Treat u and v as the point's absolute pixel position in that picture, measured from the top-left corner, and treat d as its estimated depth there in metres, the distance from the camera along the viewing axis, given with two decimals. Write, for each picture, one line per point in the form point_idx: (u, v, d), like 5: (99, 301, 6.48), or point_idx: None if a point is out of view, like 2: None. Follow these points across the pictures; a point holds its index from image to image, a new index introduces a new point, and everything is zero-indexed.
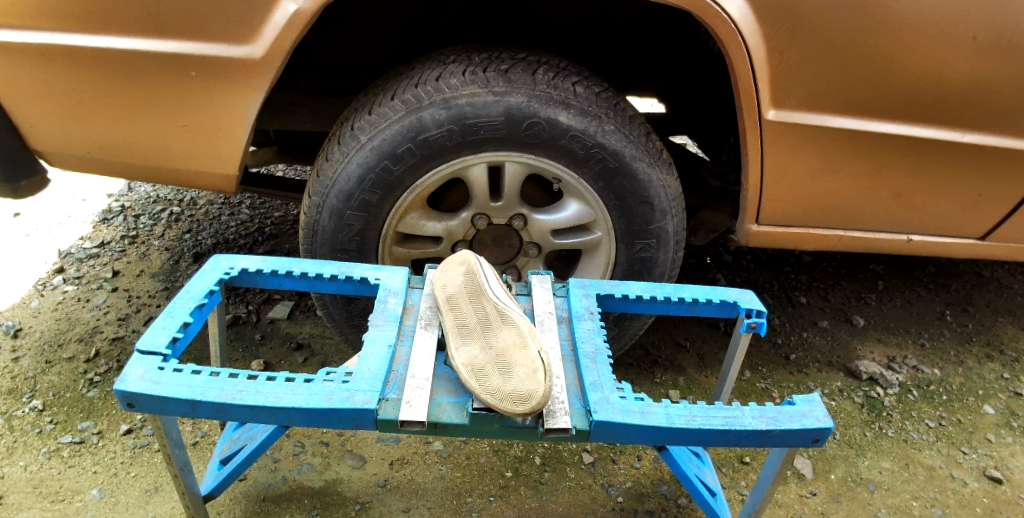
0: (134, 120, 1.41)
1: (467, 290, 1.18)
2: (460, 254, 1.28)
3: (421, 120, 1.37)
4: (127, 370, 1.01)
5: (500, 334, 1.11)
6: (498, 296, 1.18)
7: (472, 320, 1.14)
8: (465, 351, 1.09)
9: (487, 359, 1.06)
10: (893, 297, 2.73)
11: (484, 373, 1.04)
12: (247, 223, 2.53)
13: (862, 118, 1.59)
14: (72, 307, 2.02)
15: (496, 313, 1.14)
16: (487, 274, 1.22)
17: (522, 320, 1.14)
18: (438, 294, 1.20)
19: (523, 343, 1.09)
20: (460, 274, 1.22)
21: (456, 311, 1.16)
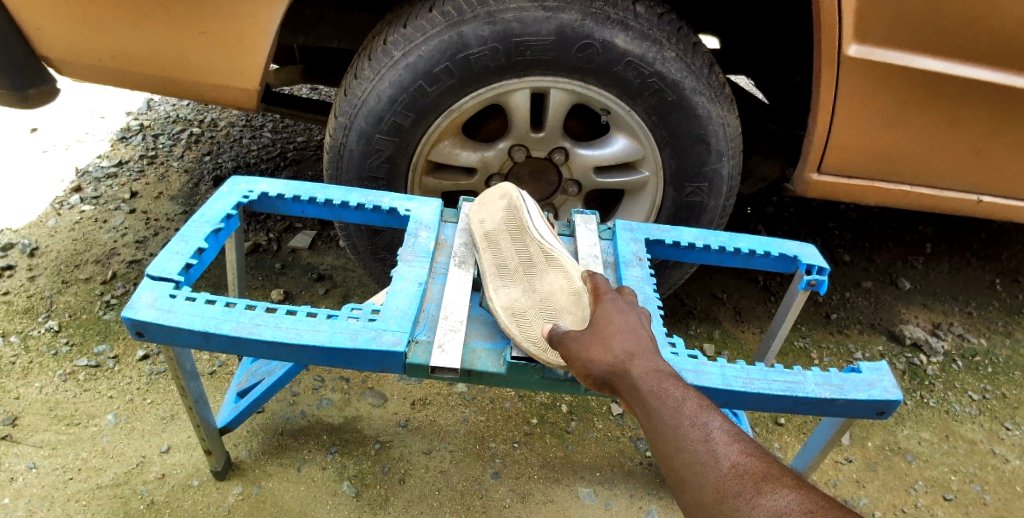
0: (148, 26, 1.29)
1: (508, 227, 1.09)
2: (499, 185, 1.17)
3: (462, 37, 1.23)
4: (136, 296, 0.93)
5: (545, 277, 1.03)
6: (543, 233, 1.08)
7: (513, 261, 1.05)
8: (505, 294, 1.01)
9: (530, 305, 0.98)
10: (942, 262, 2.57)
11: (527, 319, 0.97)
12: (269, 147, 2.43)
13: (952, 61, 1.41)
14: (89, 227, 1.96)
15: (541, 253, 1.05)
16: (531, 209, 1.12)
17: (570, 262, 1.05)
18: (474, 230, 1.11)
19: (572, 289, 1.00)
20: (501, 208, 1.11)
21: (496, 250, 1.07)
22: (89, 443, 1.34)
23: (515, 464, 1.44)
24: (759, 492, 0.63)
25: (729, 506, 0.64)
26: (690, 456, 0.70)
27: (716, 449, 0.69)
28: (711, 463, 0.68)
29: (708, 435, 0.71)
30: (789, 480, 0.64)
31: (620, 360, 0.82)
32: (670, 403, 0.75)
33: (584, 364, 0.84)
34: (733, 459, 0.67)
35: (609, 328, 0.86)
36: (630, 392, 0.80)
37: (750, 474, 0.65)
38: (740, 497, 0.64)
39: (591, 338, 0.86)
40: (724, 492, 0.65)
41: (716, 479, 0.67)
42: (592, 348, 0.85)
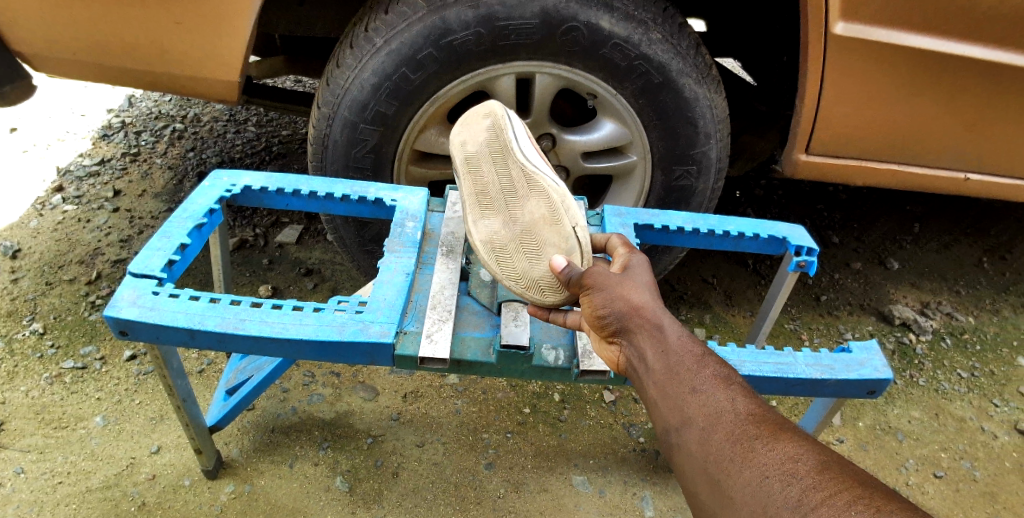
0: (123, 17, 1.26)
1: (490, 149, 1.10)
2: (485, 104, 1.15)
3: (445, 21, 1.21)
4: (118, 294, 0.91)
5: (526, 206, 1.05)
6: (525, 155, 1.08)
7: (495, 188, 1.08)
8: (484, 227, 1.05)
9: (509, 238, 1.01)
10: (930, 240, 2.59)
11: (508, 254, 1.01)
12: (253, 142, 2.40)
13: (939, 37, 1.41)
14: (72, 228, 1.93)
15: (523, 178, 1.06)
16: (514, 130, 1.11)
17: (553, 188, 1.05)
18: (458, 151, 1.13)
19: (554, 218, 1.02)
20: (485, 130, 1.11)
21: (479, 176, 1.09)
22: (77, 446, 1.32)
23: (509, 455, 1.44)
24: (776, 439, 0.69)
25: (740, 443, 0.70)
26: (708, 399, 0.76)
27: (733, 399, 0.76)
28: (728, 409, 0.74)
29: (726, 384, 0.77)
30: (801, 435, 0.71)
31: (653, 310, 0.85)
32: (694, 355, 0.81)
33: (610, 300, 0.86)
34: (750, 408, 0.75)
35: (646, 283, 0.89)
36: (651, 340, 0.83)
37: (766, 422, 0.72)
38: (757, 436, 0.70)
39: (629, 283, 0.88)
40: (740, 435, 0.71)
41: (731, 419, 0.73)
42: (629, 292, 0.87)
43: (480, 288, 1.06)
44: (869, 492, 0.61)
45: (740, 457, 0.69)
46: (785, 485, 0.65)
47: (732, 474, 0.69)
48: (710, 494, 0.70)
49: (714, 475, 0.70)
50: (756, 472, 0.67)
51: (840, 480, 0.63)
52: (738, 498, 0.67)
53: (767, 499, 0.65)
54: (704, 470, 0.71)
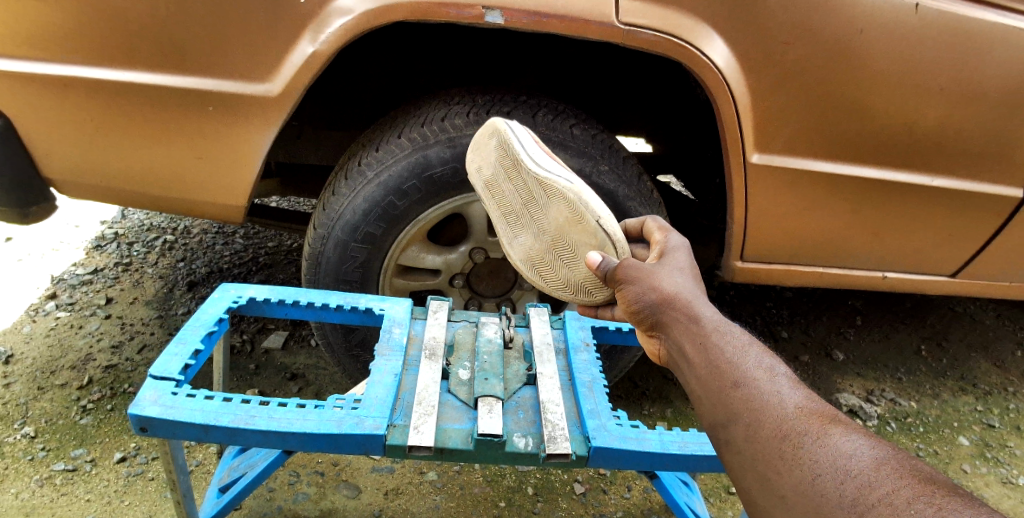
0: (148, 151, 1.45)
1: (506, 164, 1.24)
2: (489, 122, 1.27)
3: (426, 158, 1.43)
4: (141, 394, 1.06)
5: (549, 211, 1.23)
6: (532, 162, 1.21)
7: (521, 202, 1.27)
8: (522, 244, 1.31)
9: (546, 249, 1.26)
10: (871, 332, 2.82)
11: (550, 263, 1.27)
12: (240, 252, 2.56)
13: (839, 162, 1.66)
14: (65, 334, 2.02)
15: (540, 188, 1.21)
16: (521, 139, 1.24)
17: (565, 186, 1.19)
18: (476, 175, 1.32)
19: (576, 218, 1.20)
20: (494, 150, 1.26)
21: (504, 191, 1.28)
22: None
23: None
24: (826, 435, 0.79)
25: (790, 440, 0.81)
26: (753, 390, 0.89)
27: (783, 396, 0.87)
28: (777, 404, 0.86)
29: (774, 381, 0.89)
30: (852, 430, 0.81)
31: (686, 297, 1.03)
32: (735, 346, 0.95)
33: (642, 291, 1.06)
34: (800, 403, 0.86)
35: (676, 271, 1.08)
36: (689, 329, 0.99)
37: (818, 419, 0.83)
38: (811, 432, 0.81)
39: (661, 273, 1.07)
40: (788, 430, 0.82)
41: (783, 414, 0.84)
42: (662, 280, 1.05)
43: (458, 385, 1.21)
44: (928, 486, 0.70)
45: (791, 451, 0.80)
46: (840, 483, 0.74)
47: (782, 470, 0.80)
48: (760, 486, 0.82)
49: (765, 470, 0.82)
50: (808, 470, 0.78)
51: (899, 476, 0.72)
52: (790, 494, 0.78)
53: (820, 493, 0.75)
54: (756, 466, 0.83)
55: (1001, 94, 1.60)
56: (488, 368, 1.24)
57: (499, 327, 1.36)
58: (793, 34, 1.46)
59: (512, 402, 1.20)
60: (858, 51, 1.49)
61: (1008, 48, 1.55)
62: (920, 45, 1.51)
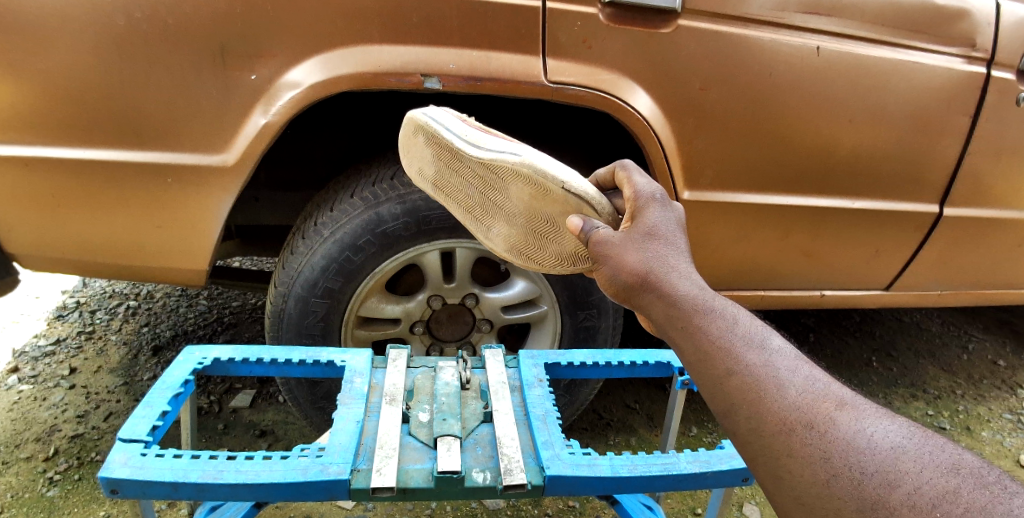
0: (110, 223, 1.52)
1: (450, 157, 1.33)
2: (404, 122, 1.38)
3: (379, 215, 1.52)
4: (111, 458, 1.11)
5: (510, 192, 1.29)
6: (472, 150, 1.28)
7: (482, 190, 1.34)
8: (499, 234, 1.38)
9: (525, 230, 1.33)
10: (824, 347, 2.94)
11: (533, 242, 1.35)
12: (205, 314, 2.59)
13: (766, 192, 1.80)
14: (28, 406, 2.02)
15: (496, 173, 1.28)
16: (447, 128, 1.32)
17: (514, 162, 1.24)
18: (421, 174, 1.43)
19: (541, 191, 1.24)
20: (427, 147, 1.36)
21: (463, 181, 1.36)
22: None
23: None
24: (835, 427, 0.82)
25: (798, 435, 0.83)
26: (748, 376, 0.90)
27: (783, 382, 0.88)
28: (780, 392, 0.87)
29: (767, 362, 0.90)
30: (857, 414, 0.84)
31: (661, 272, 1.03)
32: (722, 326, 0.95)
33: (612, 267, 1.09)
34: (801, 386, 0.88)
35: (642, 236, 1.08)
36: (672, 309, 1.00)
37: (825, 408, 0.84)
38: (820, 425, 0.83)
39: (629, 245, 1.08)
40: (795, 423, 0.84)
41: (787, 404, 0.86)
42: (627, 253, 1.07)
43: (419, 427, 1.27)
44: (954, 481, 0.73)
45: (803, 447, 0.82)
46: (858, 483, 0.77)
47: (792, 467, 0.83)
48: (770, 479, 0.85)
49: (777, 468, 0.84)
50: (824, 469, 0.80)
51: (919, 471, 0.75)
52: (804, 494, 0.81)
53: (836, 493, 0.78)
54: (767, 462, 0.86)
55: (901, 121, 1.77)
56: (447, 409, 1.30)
57: (456, 370, 1.43)
58: (708, 81, 1.60)
59: (470, 439, 1.26)
60: (769, 93, 1.64)
61: (902, 81, 1.73)
62: (823, 83, 1.67)
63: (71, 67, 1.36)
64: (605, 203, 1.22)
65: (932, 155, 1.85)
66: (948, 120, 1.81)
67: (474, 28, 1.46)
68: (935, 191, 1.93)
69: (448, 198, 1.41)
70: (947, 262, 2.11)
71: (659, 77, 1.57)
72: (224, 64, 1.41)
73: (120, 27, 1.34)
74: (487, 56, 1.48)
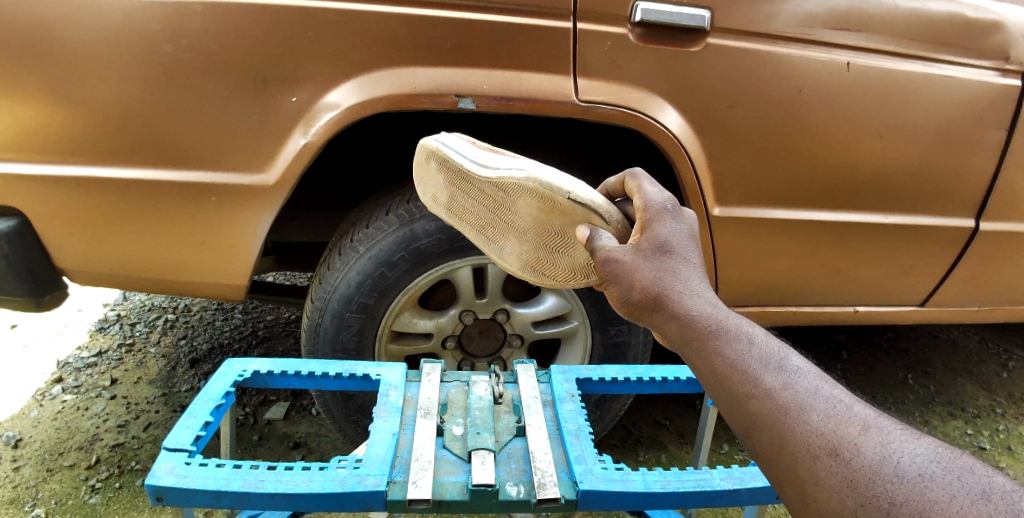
0: (155, 240, 1.58)
1: (461, 179, 1.36)
2: (418, 148, 1.42)
3: (413, 232, 1.56)
4: (157, 466, 1.15)
5: (519, 209, 1.31)
6: (481, 170, 1.31)
7: (493, 209, 1.36)
8: (512, 252, 1.41)
9: (537, 245, 1.35)
10: (858, 365, 2.88)
11: (546, 256, 1.36)
12: (240, 327, 2.65)
13: (797, 208, 1.79)
14: (72, 416, 2.09)
15: (504, 191, 1.30)
16: (457, 151, 1.35)
17: (520, 178, 1.26)
18: (431, 199, 1.46)
19: (550, 205, 1.25)
20: (439, 173, 1.40)
21: (475, 203, 1.38)
22: None
23: None
24: (858, 453, 0.81)
25: (822, 461, 0.82)
26: (766, 399, 0.90)
27: (802, 404, 0.88)
28: (800, 417, 0.86)
29: (785, 385, 0.90)
30: (881, 438, 0.82)
31: (672, 291, 1.03)
32: (738, 347, 0.96)
33: (622, 286, 1.09)
34: (822, 409, 0.87)
35: (651, 253, 1.07)
36: (686, 331, 1.00)
37: (847, 432, 0.83)
38: (843, 452, 0.82)
39: (639, 262, 1.07)
40: (817, 449, 0.83)
41: (808, 430, 0.85)
42: (636, 270, 1.07)
43: (453, 440, 1.29)
44: (984, 510, 0.71)
45: (828, 474, 0.81)
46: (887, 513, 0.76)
47: (818, 494, 0.82)
48: (797, 503, 0.85)
49: (803, 495, 0.83)
50: (850, 497, 0.79)
51: (948, 500, 0.73)
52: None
53: None
54: (793, 485, 0.85)
55: (934, 137, 1.75)
56: (480, 422, 1.32)
57: (489, 385, 1.45)
58: (736, 98, 1.61)
59: (504, 453, 1.28)
60: (798, 109, 1.65)
61: (934, 95, 1.72)
62: (852, 99, 1.67)
63: (122, 92, 1.43)
64: (614, 211, 1.22)
65: (966, 170, 1.83)
66: (982, 134, 1.79)
67: (505, 50, 1.49)
68: (970, 206, 1.90)
69: (460, 219, 1.45)
70: (984, 277, 2.07)
71: (687, 95, 1.59)
72: (266, 87, 1.46)
73: (168, 54, 1.41)
74: (518, 77, 1.51)
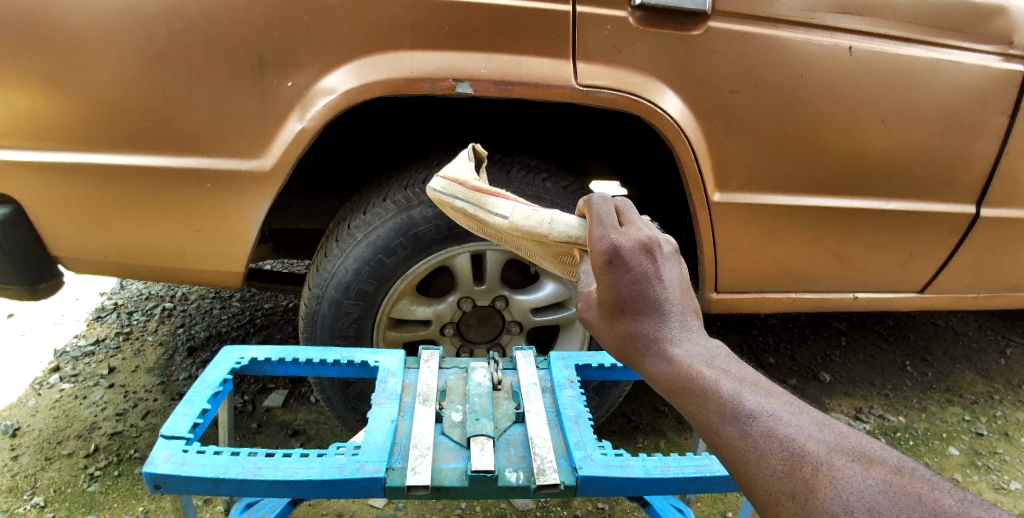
0: (151, 227, 1.56)
1: (475, 223, 1.32)
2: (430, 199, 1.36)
3: (411, 218, 1.54)
4: (154, 454, 1.14)
5: (523, 246, 1.29)
6: (481, 216, 1.28)
7: (510, 243, 1.33)
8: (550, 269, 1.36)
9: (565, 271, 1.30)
10: (856, 352, 2.88)
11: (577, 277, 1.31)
12: (238, 315, 2.64)
13: (798, 194, 1.78)
14: (70, 404, 2.08)
15: (506, 234, 1.28)
16: (458, 197, 1.29)
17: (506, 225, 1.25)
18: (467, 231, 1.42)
19: (545, 242, 1.22)
20: (459, 219, 1.35)
21: (497, 238, 1.34)
22: None
23: None
24: (815, 496, 0.73)
25: (783, 507, 0.75)
26: (727, 449, 0.82)
27: (760, 449, 0.78)
28: (759, 464, 0.78)
29: (742, 430, 0.81)
30: (837, 475, 0.74)
31: (637, 353, 0.94)
32: (696, 396, 0.86)
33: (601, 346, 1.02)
34: (780, 451, 0.77)
35: (609, 317, 0.97)
36: (655, 389, 0.93)
37: (802, 477, 0.75)
38: (802, 497, 0.74)
39: (602, 326, 0.98)
40: (775, 495, 0.76)
41: (766, 481, 0.77)
42: (603, 337, 0.98)
43: (452, 427, 1.28)
44: None
45: None
46: None
47: None
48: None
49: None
50: None
51: None
52: None
53: None
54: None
55: (937, 122, 1.74)
56: (479, 409, 1.32)
57: (488, 371, 1.45)
58: (739, 83, 1.59)
59: (503, 439, 1.27)
60: (801, 94, 1.63)
61: (937, 80, 1.70)
62: (855, 83, 1.65)
63: (115, 77, 1.40)
64: None
65: (968, 155, 1.81)
66: (985, 119, 1.77)
67: (505, 34, 1.47)
68: (971, 192, 1.89)
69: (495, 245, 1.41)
70: (984, 264, 2.06)
71: (689, 79, 1.57)
72: (262, 72, 1.44)
73: (163, 38, 1.39)
74: (518, 61, 1.49)
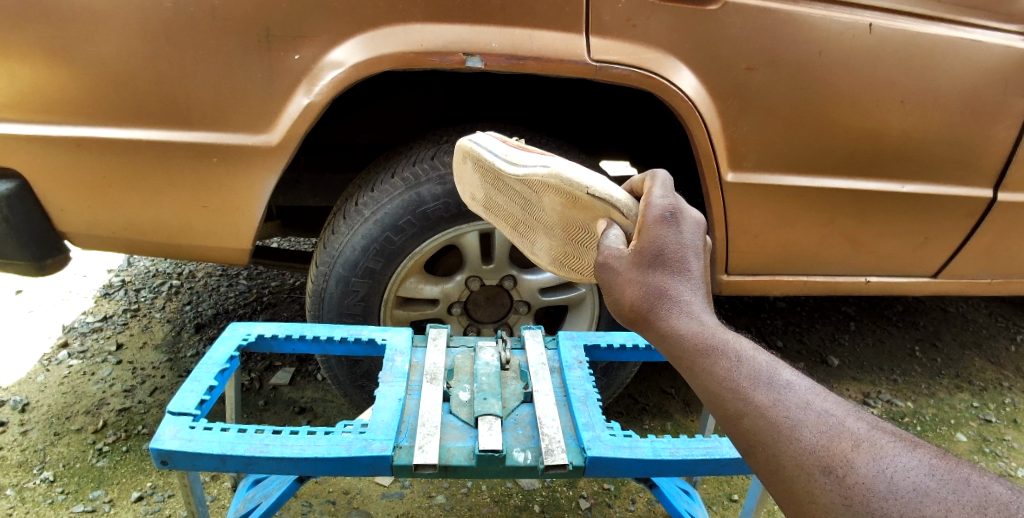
0: (157, 203, 1.55)
1: (488, 175, 1.30)
2: (454, 148, 1.35)
3: (419, 195, 1.52)
4: (161, 430, 1.14)
5: (544, 205, 1.26)
6: (511, 168, 1.25)
7: (518, 208, 1.33)
8: (542, 248, 1.36)
9: (565, 245, 1.31)
10: (865, 336, 2.85)
11: (571, 255, 1.31)
12: (245, 293, 2.64)
13: (812, 175, 1.74)
14: (78, 381, 2.09)
15: (525, 187, 1.26)
16: (490, 150, 1.29)
17: (544, 174, 1.20)
18: (467, 194, 1.41)
19: (570, 202, 1.20)
20: (475, 173, 1.33)
21: (504, 200, 1.34)
22: None
23: None
24: (853, 468, 0.72)
25: (816, 478, 0.74)
26: (756, 417, 0.81)
27: (795, 418, 0.78)
28: (793, 434, 0.77)
29: (776, 400, 0.81)
30: (878, 451, 0.73)
31: (662, 307, 0.95)
32: (726, 362, 0.86)
33: (615, 299, 1.03)
34: (816, 423, 0.77)
35: (642, 264, 0.99)
36: (674, 351, 0.92)
37: (840, 450, 0.74)
38: (838, 469, 0.73)
39: (631, 278, 1.00)
40: (808, 465, 0.75)
41: (799, 450, 0.76)
42: (627, 287, 1.00)
43: (460, 406, 1.27)
44: None
45: (822, 496, 0.72)
46: None
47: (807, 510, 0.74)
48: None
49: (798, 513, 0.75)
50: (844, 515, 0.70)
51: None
52: None
53: None
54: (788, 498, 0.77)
55: (958, 102, 1.69)
56: (487, 388, 1.31)
57: (496, 351, 1.44)
58: (755, 60, 1.55)
59: (511, 419, 1.26)
60: (819, 73, 1.59)
61: (960, 58, 1.65)
62: (875, 61, 1.60)
63: (119, 49, 1.38)
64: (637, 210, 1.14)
65: (989, 136, 1.77)
66: (1008, 100, 1.72)
67: (515, 7, 1.43)
68: (989, 175, 1.84)
69: (493, 214, 1.41)
70: (1001, 249, 2.02)
71: (705, 56, 1.53)
72: (268, 44, 1.41)
73: (167, 9, 1.36)
74: (529, 34, 1.45)
